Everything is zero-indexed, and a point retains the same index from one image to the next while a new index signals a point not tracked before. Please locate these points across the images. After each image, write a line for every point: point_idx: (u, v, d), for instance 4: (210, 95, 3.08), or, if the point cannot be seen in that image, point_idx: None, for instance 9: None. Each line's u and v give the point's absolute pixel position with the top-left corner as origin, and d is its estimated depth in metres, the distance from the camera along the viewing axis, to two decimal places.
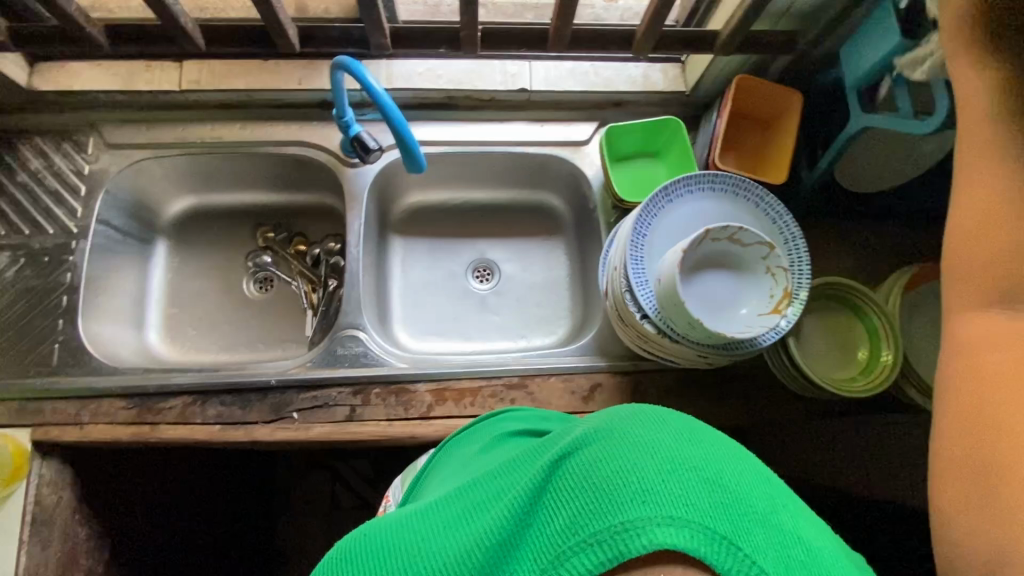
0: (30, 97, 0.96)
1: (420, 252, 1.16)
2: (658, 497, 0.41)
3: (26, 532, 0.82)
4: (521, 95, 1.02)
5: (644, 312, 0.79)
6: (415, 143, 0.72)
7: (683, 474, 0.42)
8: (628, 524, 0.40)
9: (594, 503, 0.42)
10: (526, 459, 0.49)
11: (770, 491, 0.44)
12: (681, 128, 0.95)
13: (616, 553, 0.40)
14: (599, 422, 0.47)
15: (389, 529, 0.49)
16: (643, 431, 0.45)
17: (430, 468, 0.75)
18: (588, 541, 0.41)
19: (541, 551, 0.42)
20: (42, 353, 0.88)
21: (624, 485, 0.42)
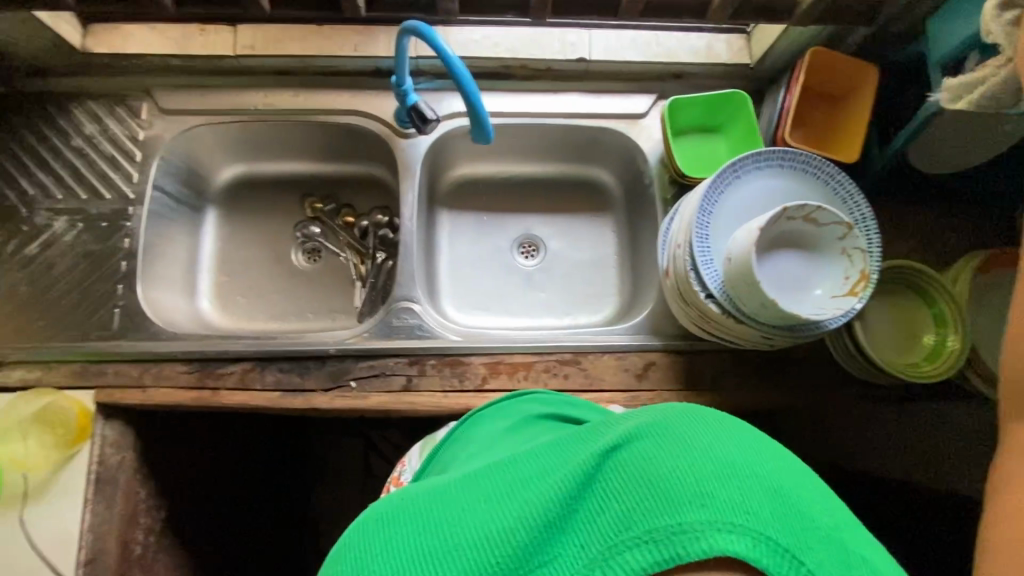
0: (85, 61, 0.95)
1: (466, 226, 1.15)
2: (718, 502, 0.40)
3: (91, 490, 0.82)
4: (580, 65, 1.00)
5: (709, 292, 0.78)
6: (484, 110, 0.69)
7: (744, 480, 0.41)
8: (687, 526, 0.39)
9: (651, 499, 0.41)
10: (572, 442, 0.48)
11: (828, 507, 0.43)
12: (745, 101, 0.93)
13: (672, 553, 0.39)
14: (653, 416, 0.46)
15: (426, 499, 0.49)
16: (701, 431, 0.44)
17: (450, 443, 0.73)
18: (642, 537, 0.40)
19: (590, 542, 0.41)
20: (102, 317, 0.89)
21: (682, 485, 0.41)
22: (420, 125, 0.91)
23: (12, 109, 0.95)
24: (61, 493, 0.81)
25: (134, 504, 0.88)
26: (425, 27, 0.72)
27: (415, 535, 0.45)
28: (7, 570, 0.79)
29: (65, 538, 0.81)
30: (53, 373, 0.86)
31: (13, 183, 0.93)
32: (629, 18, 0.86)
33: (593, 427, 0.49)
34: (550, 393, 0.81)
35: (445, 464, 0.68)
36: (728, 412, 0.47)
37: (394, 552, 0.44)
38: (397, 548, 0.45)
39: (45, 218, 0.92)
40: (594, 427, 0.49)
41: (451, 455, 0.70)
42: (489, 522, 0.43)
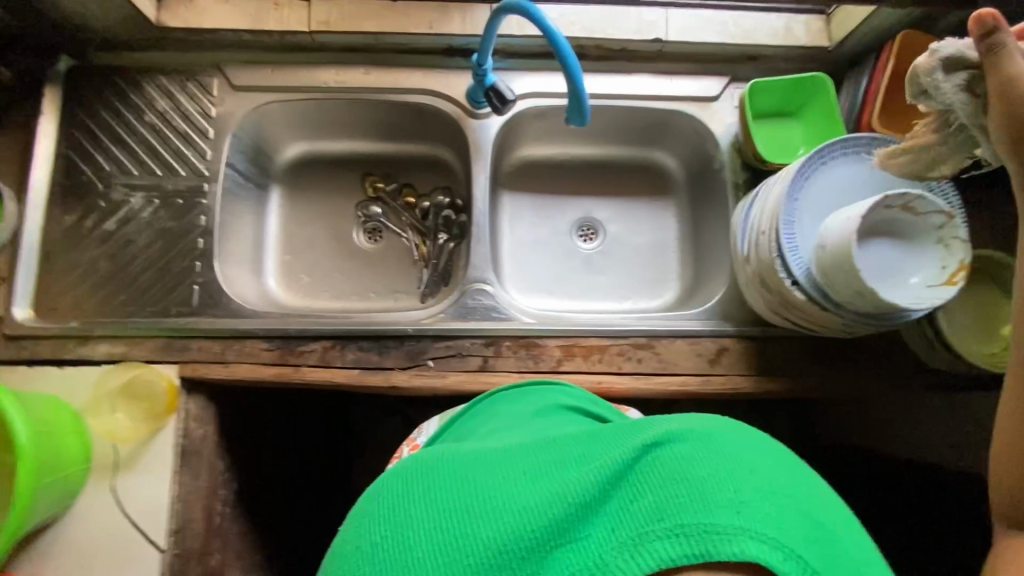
0: (158, 34, 0.94)
1: (525, 208, 1.15)
2: (754, 510, 0.38)
3: (178, 462, 0.85)
4: (655, 46, 0.98)
5: (794, 278, 0.79)
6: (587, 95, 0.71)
7: (780, 496, 0.40)
8: (721, 528, 0.37)
9: (686, 497, 0.39)
10: (613, 433, 0.48)
11: (858, 540, 0.41)
12: (829, 86, 0.92)
13: (703, 552, 0.37)
14: (696, 422, 0.45)
15: (457, 463, 0.49)
16: (742, 444, 0.43)
17: (472, 413, 0.76)
18: (673, 532, 0.38)
19: (617, 530, 0.39)
20: (182, 294, 0.90)
21: (720, 487, 0.39)
22: (499, 106, 0.89)
23: (85, 84, 0.95)
24: (151, 464, 0.84)
25: (216, 476, 0.91)
26: (529, 4, 0.73)
27: (440, 506, 0.44)
28: (103, 536, 0.82)
29: (156, 506, 0.83)
30: (136, 348, 0.87)
31: (89, 159, 0.93)
32: None
33: (637, 422, 0.48)
34: (576, 389, 0.81)
35: (468, 436, 0.69)
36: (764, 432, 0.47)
37: (422, 519, 0.44)
38: (422, 516, 0.44)
39: (122, 193, 0.93)
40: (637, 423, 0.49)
41: (478, 426, 0.71)
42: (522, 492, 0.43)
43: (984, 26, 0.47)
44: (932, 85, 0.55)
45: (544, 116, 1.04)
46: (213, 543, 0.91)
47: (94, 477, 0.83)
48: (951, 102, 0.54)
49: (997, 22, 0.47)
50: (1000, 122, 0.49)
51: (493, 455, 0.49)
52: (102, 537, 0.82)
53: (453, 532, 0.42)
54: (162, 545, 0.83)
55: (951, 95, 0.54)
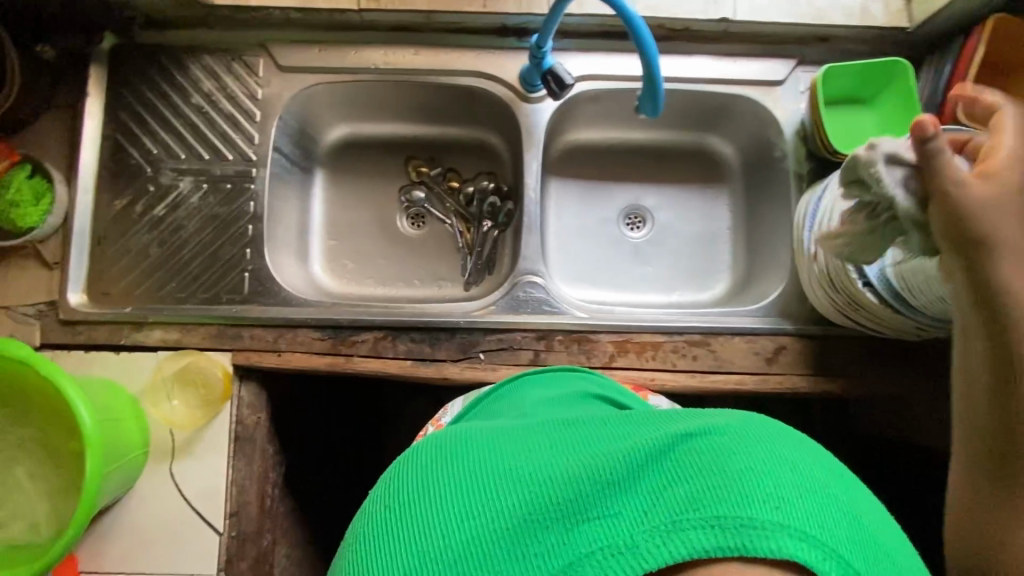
0: (204, 12, 0.90)
1: (571, 195, 1.12)
2: (794, 507, 0.35)
3: (233, 447, 0.85)
4: (720, 26, 0.93)
5: (866, 279, 0.76)
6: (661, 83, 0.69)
7: (823, 495, 0.36)
8: (759, 523, 0.34)
9: (722, 487, 0.35)
10: (640, 422, 0.44)
11: (900, 548, 0.37)
12: (908, 72, 0.86)
13: (741, 545, 0.33)
14: (731, 418, 0.42)
15: (473, 437, 0.46)
16: (781, 441, 0.39)
17: (495, 396, 0.71)
18: (709, 523, 0.34)
19: (651, 513, 0.35)
20: (233, 281, 0.90)
21: (759, 480, 0.35)
22: (556, 90, 0.85)
23: (129, 64, 0.92)
24: (208, 449, 0.85)
25: (268, 462, 0.92)
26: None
27: (459, 477, 0.41)
28: (163, 518, 0.84)
29: (212, 491, 0.84)
30: (190, 335, 0.87)
31: (135, 141, 0.92)
32: None
33: (666, 414, 0.45)
34: (602, 376, 0.78)
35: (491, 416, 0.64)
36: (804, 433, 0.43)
37: (440, 492, 0.41)
38: (438, 487, 0.41)
39: (170, 177, 0.91)
40: (667, 414, 0.45)
41: (503, 412, 0.66)
42: (543, 468, 0.39)
43: (923, 132, 0.50)
44: (874, 177, 0.57)
45: (598, 100, 1.00)
46: (266, 525, 0.92)
47: (152, 459, 0.84)
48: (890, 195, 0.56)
49: (935, 129, 0.50)
50: (946, 223, 0.52)
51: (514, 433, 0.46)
52: (163, 519, 0.84)
53: (471, 504, 0.39)
54: (219, 528, 0.84)
55: (894, 189, 0.56)
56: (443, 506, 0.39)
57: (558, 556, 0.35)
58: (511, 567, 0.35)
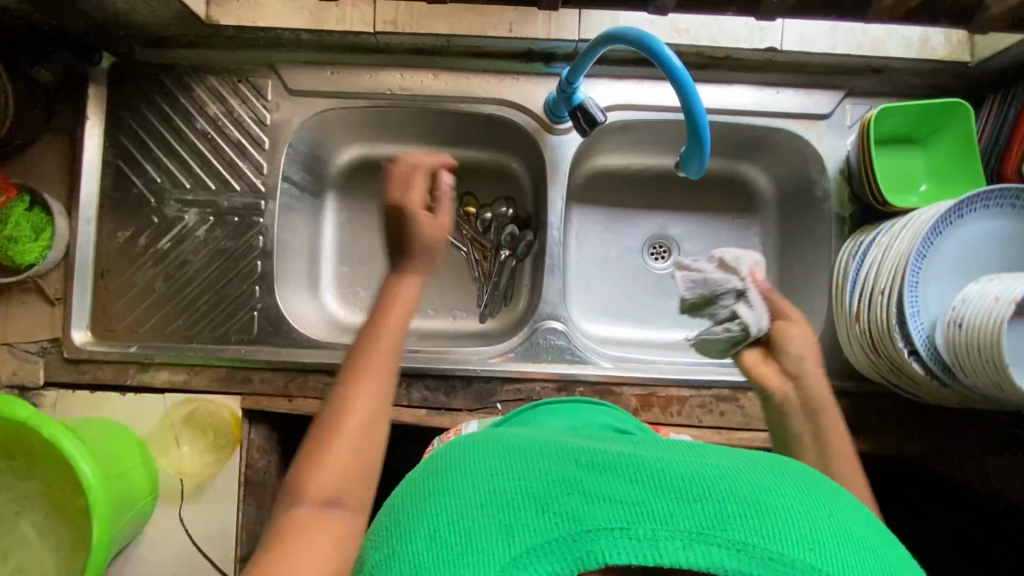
0: (207, 31, 0.83)
1: (594, 223, 1.06)
2: (827, 552, 0.36)
3: (242, 493, 0.83)
4: (766, 56, 0.85)
5: (912, 348, 0.71)
6: (705, 121, 0.61)
7: (862, 550, 0.37)
8: (790, 560, 0.35)
9: (754, 517, 0.36)
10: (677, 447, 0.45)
11: None
12: (970, 116, 0.79)
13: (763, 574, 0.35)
14: (776, 464, 0.43)
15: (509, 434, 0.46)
16: (820, 491, 0.40)
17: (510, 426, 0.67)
18: (736, 547, 0.35)
19: (675, 511, 0.37)
20: (242, 321, 0.86)
21: (798, 520, 0.37)
22: (585, 127, 0.79)
23: (129, 84, 0.87)
24: (217, 496, 0.82)
25: None
26: (651, 38, 0.61)
27: (494, 448, 0.43)
28: (173, 564, 0.82)
29: (222, 537, 0.82)
30: (198, 377, 0.84)
31: (137, 169, 0.87)
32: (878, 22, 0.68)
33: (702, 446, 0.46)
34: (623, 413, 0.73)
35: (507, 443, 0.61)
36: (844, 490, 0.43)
37: (470, 456, 0.43)
38: (473, 453, 0.43)
39: (175, 209, 0.87)
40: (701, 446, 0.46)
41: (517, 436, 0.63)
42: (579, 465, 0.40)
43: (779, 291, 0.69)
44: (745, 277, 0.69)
45: (628, 129, 0.94)
46: None
47: (161, 505, 0.82)
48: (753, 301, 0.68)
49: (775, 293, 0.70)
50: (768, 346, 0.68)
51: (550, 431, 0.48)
52: (172, 565, 0.82)
53: (502, 465, 0.41)
54: None
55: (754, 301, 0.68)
56: (472, 463, 0.42)
57: (571, 525, 0.37)
58: (527, 523, 0.37)
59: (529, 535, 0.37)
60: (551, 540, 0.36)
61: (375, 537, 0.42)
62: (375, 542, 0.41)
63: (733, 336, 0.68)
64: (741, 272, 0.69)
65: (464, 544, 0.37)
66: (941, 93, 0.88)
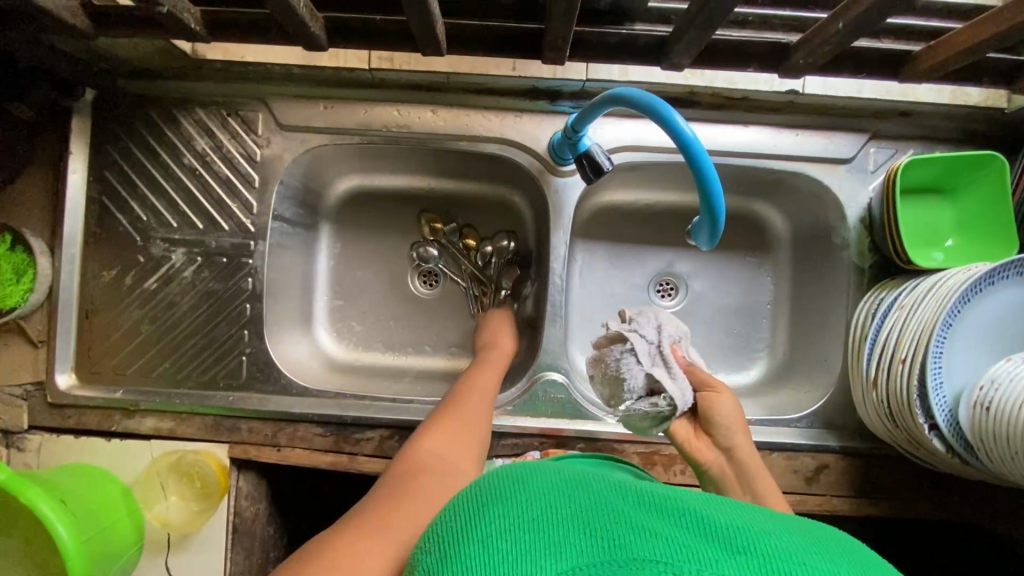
0: (194, 64, 0.79)
1: (599, 258, 1.02)
2: None
3: (230, 543, 0.81)
4: (785, 97, 0.80)
5: (933, 423, 0.67)
6: (712, 171, 0.56)
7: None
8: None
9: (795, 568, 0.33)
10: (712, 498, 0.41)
11: None
12: (1005, 173, 0.74)
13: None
14: (831, 531, 0.39)
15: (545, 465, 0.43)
16: (862, 557, 0.36)
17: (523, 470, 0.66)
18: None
19: (718, 556, 0.33)
20: (230, 366, 0.83)
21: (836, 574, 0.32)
22: (590, 176, 0.74)
23: (114, 117, 0.83)
24: (203, 547, 0.80)
25: (267, 550, 0.88)
26: (661, 102, 0.58)
27: (546, 468, 0.41)
28: None
29: None
30: (185, 424, 0.81)
31: (123, 205, 0.84)
32: (910, 78, 0.64)
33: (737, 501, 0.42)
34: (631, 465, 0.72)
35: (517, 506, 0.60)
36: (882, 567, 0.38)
37: (516, 472, 0.40)
38: (523, 469, 0.41)
39: (161, 248, 0.84)
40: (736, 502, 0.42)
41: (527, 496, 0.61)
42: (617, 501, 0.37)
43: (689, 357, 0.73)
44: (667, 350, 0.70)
45: (636, 168, 0.89)
46: None
47: (146, 554, 0.80)
48: (675, 373, 0.69)
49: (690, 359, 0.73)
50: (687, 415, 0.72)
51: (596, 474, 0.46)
52: None
53: (540, 487, 0.38)
54: None
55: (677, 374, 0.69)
56: (522, 479, 0.39)
57: (615, 550, 0.33)
58: (569, 543, 0.34)
59: (571, 553, 0.33)
60: (593, 564, 0.33)
61: (424, 538, 0.38)
62: (422, 547, 0.37)
63: (660, 409, 0.69)
64: (658, 340, 0.71)
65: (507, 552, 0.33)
66: (973, 138, 0.82)
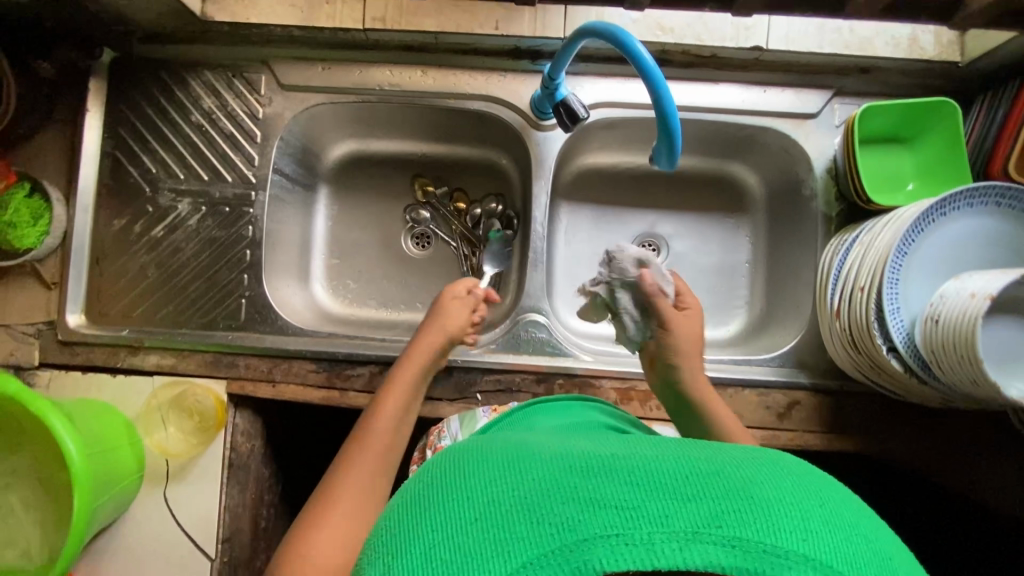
0: (203, 27, 0.86)
1: (584, 220, 1.06)
2: (821, 541, 0.34)
3: (226, 475, 0.85)
4: (751, 54, 0.85)
5: (892, 345, 0.70)
6: (668, 95, 0.62)
7: (854, 538, 0.34)
8: (784, 552, 0.33)
9: (748, 511, 0.34)
10: (658, 444, 0.43)
11: None
12: (959, 117, 0.78)
13: (758, 569, 0.32)
14: (778, 457, 0.40)
15: (474, 456, 0.42)
16: (800, 475, 0.38)
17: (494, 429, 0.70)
18: (730, 542, 0.33)
19: (667, 511, 0.34)
20: (230, 307, 0.88)
21: (782, 515, 0.34)
22: (567, 123, 0.79)
23: (127, 78, 0.89)
24: (201, 477, 0.84)
25: (261, 487, 0.91)
26: (623, 33, 0.63)
27: (488, 459, 0.41)
28: (158, 541, 0.84)
29: (204, 517, 0.84)
30: (186, 361, 0.86)
31: (134, 159, 0.90)
32: (857, 19, 0.69)
33: (678, 440, 0.43)
34: (612, 408, 0.77)
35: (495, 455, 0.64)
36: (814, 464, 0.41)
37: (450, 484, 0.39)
38: (462, 470, 0.40)
39: (168, 199, 0.89)
40: (677, 441, 0.43)
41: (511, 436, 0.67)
42: (558, 472, 0.37)
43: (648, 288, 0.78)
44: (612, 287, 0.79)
45: (615, 127, 0.94)
46: (259, 547, 0.92)
47: (146, 485, 0.84)
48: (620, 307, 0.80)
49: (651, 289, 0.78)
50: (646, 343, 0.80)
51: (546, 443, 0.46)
52: (157, 542, 0.84)
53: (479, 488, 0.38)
54: (211, 555, 0.83)
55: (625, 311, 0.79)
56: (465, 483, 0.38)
57: (567, 535, 0.34)
58: (519, 536, 0.34)
59: (520, 549, 0.34)
60: (545, 553, 0.33)
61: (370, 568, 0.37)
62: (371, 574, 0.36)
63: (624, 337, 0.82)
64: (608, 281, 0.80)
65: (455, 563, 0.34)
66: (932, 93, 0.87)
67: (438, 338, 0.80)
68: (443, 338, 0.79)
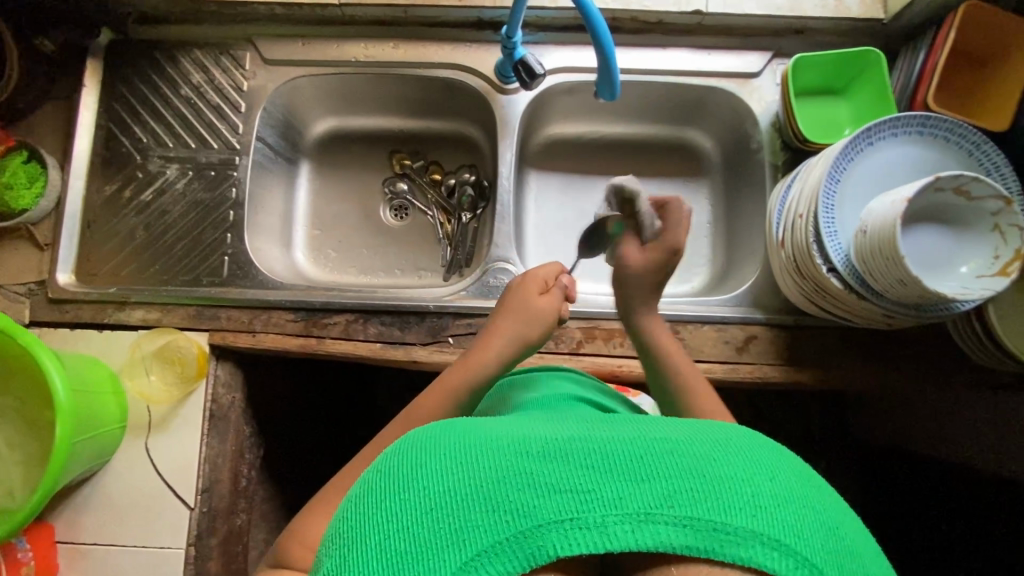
0: (194, 8, 0.95)
1: (553, 188, 1.11)
2: (770, 514, 0.35)
3: (207, 425, 0.87)
4: (693, 18, 0.94)
5: (831, 265, 0.75)
6: (607, 36, 0.69)
7: (803, 507, 0.36)
8: (734, 529, 0.34)
9: (700, 491, 0.36)
10: (620, 424, 0.43)
11: (873, 559, 0.37)
12: (882, 64, 0.85)
13: (707, 547, 0.34)
14: (733, 431, 0.42)
15: (437, 433, 0.42)
16: (753, 450, 0.39)
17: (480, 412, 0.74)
18: (682, 522, 0.35)
19: (622, 494, 0.36)
20: (214, 264, 0.93)
21: (733, 492, 0.36)
22: (527, 80, 0.87)
23: (124, 57, 0.97)
24: (183, 425, 0.86)
25: (241, 441, 0.94)
26: None
27: (448, 438, 0.41)
28: (138, 491, 0.86)
29: (183, 464, 0.86)
30: (170, 315, 0.90)
31: (127, 130, 0.96)
32: None
33: (640, 420, 0.44)
34: (589, 379, 0.80)
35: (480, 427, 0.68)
36: (770, 438, 0.43)
37: (409, 461, 0.39)
38: (423, 447, 0.40)
39: (158, 165, 0.96)
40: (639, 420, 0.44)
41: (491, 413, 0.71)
42: (517, 455, 0.38)
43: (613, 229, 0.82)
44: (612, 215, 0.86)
45: (574, 92, 1.01)
46: (240, 504, 0.93)
47: (129, 435, 0.86)
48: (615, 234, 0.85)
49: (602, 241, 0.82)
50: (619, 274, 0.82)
51: (502, 420, 0.46)
52: (137, 491, 0.86)
53: (438, 468, 0.38)
54: (190, 503, 0.85)
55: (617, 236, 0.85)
56: (423, 463, 0.39)
57: (522, 521, 0.35)
58: (476, 523, 0.35)
59: (476, 537, 0.35)
60: (501, 540, 0.35)
61: (330, 547, 0.38)
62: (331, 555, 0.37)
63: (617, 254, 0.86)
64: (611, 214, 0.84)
65: (411, 553, 0.34)
66: None
67: (513, 328, 0.74)
68: (522, 330, 0.74)
